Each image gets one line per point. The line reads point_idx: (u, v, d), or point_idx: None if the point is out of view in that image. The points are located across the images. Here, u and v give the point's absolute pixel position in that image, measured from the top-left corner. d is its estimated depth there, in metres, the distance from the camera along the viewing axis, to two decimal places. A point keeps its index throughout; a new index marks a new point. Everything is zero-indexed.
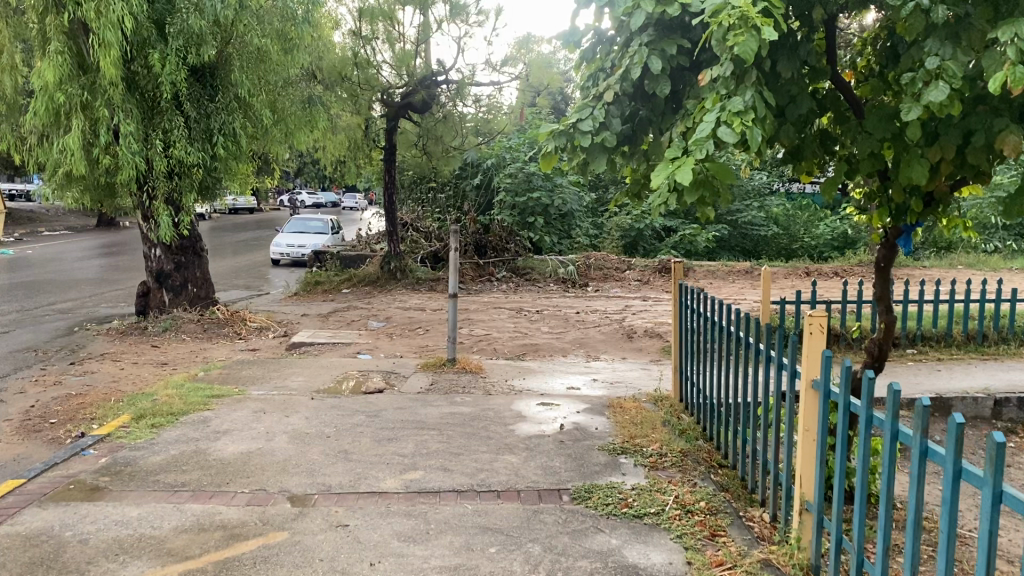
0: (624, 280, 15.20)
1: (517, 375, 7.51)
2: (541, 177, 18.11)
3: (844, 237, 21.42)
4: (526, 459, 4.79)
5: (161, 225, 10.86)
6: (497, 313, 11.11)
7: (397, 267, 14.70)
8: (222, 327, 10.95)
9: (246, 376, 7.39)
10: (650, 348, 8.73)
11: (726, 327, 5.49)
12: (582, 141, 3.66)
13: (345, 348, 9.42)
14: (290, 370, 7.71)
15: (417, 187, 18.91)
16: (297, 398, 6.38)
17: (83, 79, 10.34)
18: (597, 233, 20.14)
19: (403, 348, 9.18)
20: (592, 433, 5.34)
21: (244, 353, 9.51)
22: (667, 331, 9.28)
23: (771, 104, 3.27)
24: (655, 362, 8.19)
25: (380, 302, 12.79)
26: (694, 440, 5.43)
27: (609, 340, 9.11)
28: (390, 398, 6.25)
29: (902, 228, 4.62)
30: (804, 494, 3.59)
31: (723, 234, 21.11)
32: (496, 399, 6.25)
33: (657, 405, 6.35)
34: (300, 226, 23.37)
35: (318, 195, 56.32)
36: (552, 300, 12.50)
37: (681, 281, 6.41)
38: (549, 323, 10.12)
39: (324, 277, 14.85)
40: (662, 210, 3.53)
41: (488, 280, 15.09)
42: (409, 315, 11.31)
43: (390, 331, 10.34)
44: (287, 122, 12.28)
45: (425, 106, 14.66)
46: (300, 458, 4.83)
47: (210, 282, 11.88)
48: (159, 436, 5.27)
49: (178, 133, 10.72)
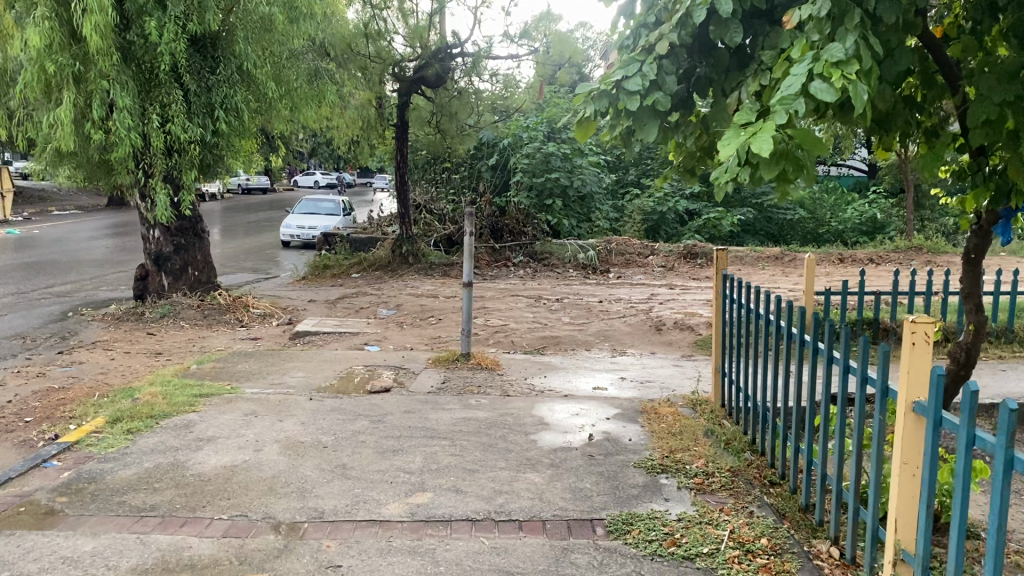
0: (648, 266, 14.47)
1: (537, 372, 6.83)
2: (560, 157, 17.38)
3: (871, 221, 20.58)
4: (551, 478, 4.13)
5: (158, 203, 10.25)
6: (514, 301, 10.44)
7: (410, 251, 14.01)
8: (223, 313, 10.34)
9: (241, 370, 6.76)
10: (681, 342, 8.04)
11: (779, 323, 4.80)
12: (627, 104, 2.99)
13: (352, 338, 8.78)
14: (291, 363, 7.07)
15: (431, 167, 18.22)
16: (294, 398, 5.75)
17: (76, 48, 9.72)
18: (618, 216, 19.41)
19: (414, 339, 8.53)
20: (626, 446, 4.66)
21: (245, 343, 8.88)
22: (700, 323, 8.58)
23: (877, 52, 2.60)
24: (689, 358, 7.50)
25: (390, 288, 12.14)
26: (741, 453, 4.75)
27: (636, 332, 8.41)
28: (398, 400, 5.59)
29: (1000, 214, 3.92)
30: (901, 542, 2.90)
31: (748, 218, 20.32)
32: (515, 401, 5.59)
33: (696, 410, 5.66)
34: (311, 207, 22.72)
35: (331, 176, 55.69)
36: (572, 287, 11.81)
37: (724, 272, 5.69)
38: (570, 313, 9.43)
39: (334, 261, 14.20)
40: (728, 188, 2.86)
41: (504, 265, 14.42)
42: (421, 302, 10.67)
43: (400, 320, 9.70)
44: (294, 96, 11.59)
45: (439, 80, 13.72)
46: (291, 475, 4.20)
47: (211, 266, 11.25)
48: (134, 444, 4.64)
49: (176, 107, 10.07)
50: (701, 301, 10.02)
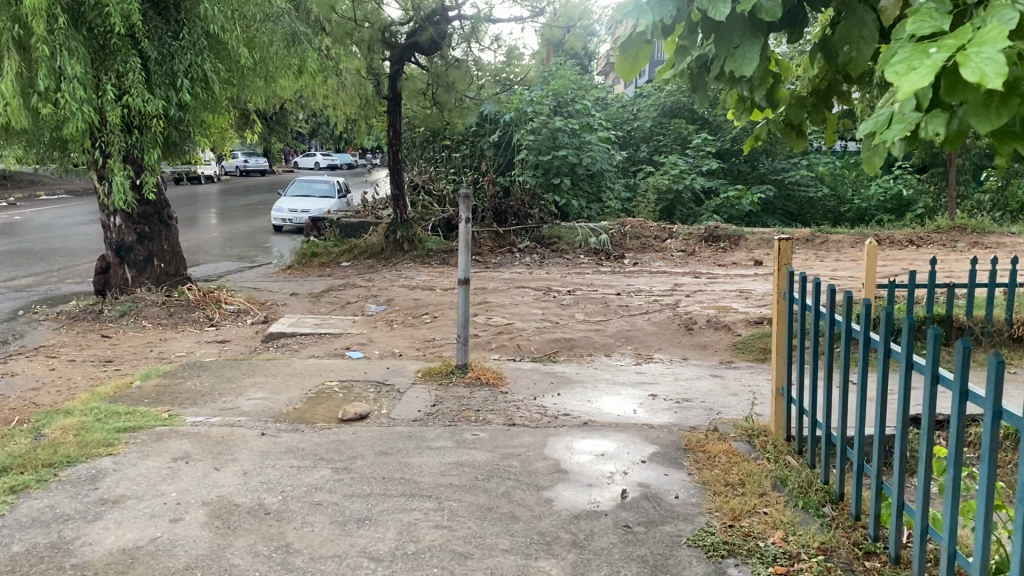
0: (666, 251, 13.24)
1: (549, 388, 5.61)
2: (568, 132, 16.08)
3: (897, 198, 19.29)
4: (574, 570, 2.95)
5: (116, 186, 9.04)
6: (520, 294, 9.22)
7: (405, 237, 12.73)
8: (192, 311, 9.16)
9: (188, 388, 5.55)
10: (718, 346, 6.82)
11: (864, 330, 3.59)
12: (712, 10, 2.16)
13: (332, 341, 7.57)
14: (252, 377, 5.86)
15: (430, 145, 17.16)
16: (243, 433, 4.54)
17: (16, 9, 8.42)
18: (630, 195, 18.17)
19: (404, 343, 7.31)
20: (672, 509, 3.48)
21: (210, 349, 7.69)
22: (737, 321, 7.33)
23: None
24: (730, 367, 6.28)
25: (382, 279, 10.91)
26: (821, 511, 3.57)
27: (663, 333, 7.18)
28: (374, 436, 4.38)
29: None
30: None
31: (768, 196, 19.17)
32: (522, 435, 4.38)
33: (753, 445, 4.41)
34: (304, 189, 21.48)
35: (332, 156, 54.44)
36: (584, 276, 10.59)
37: (788, 267, 4.39)
38: (584, 308, 8.20)
39: (322, 248, 13.02)
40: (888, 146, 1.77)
41: (508, 251, 13.18)
42: (414, 295, 9.46)
43: (390, 318, 8.48)
44: (270, 64, 10.18)
45: (433, 47, 12.39)
46: (214, 564, 3.02)
47: (180, 256, 10.05)
48: (12, 512, 3.44)
49: (133, 76, 8.86)
50: (735, 292, 8.78)
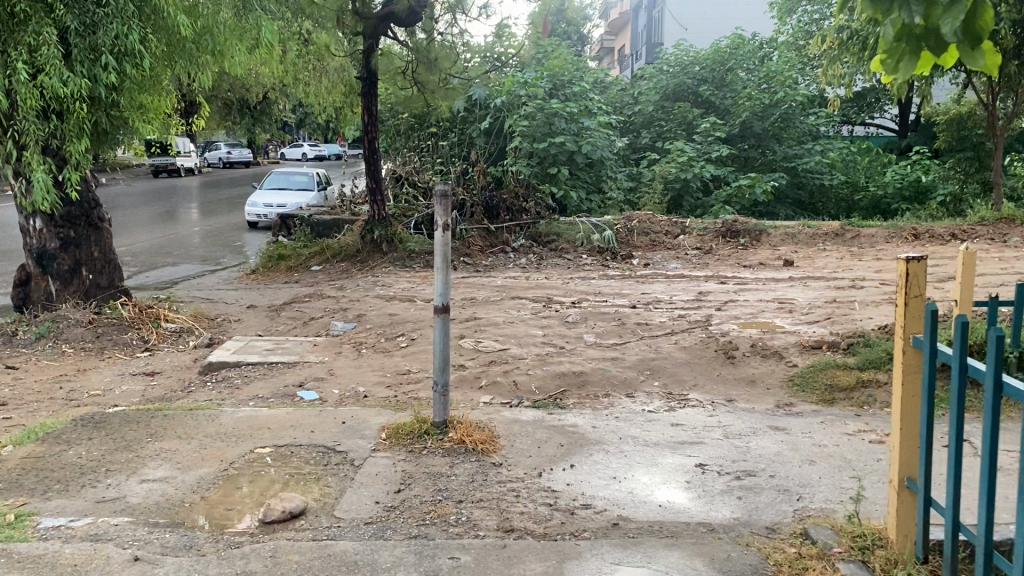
0: (679, 248, 11.77)
1: (558, 453, 4.12)
2: (565, 117, 14.54)
3: (915, 184, 18.20)
4: None
5: (36, 185, 7.48)
6: (517, 306, 7.75)
7: (383, 236, 11.20)
8: (124, 332, 7.66)
9: (66, 462, 4.07)
10: (769, 382, 5.37)
11: None
12: None
13: (284, 375, 6.08)
14: (158, 443, 4.36)
15: (415, 133, 15.73)
16: (110, 553, 3.07)
17: None
18: (634, 184, 16.72)
19: (372, 378, 5.83)
20: None
21: (133, 387, 6.21)
22: (788, 346, 5.88)
23: None
24: (792, 417, 4.82)
25: (355, 287, 9.42)
26: None
27: (697, 362, 5.72)
28: (301, 566, 2.90)
29: None
30: None
31: (781, 185, 17.65)
32: (526, 563, 2.91)
33: (869, 568, 2.94)
34: (282, 181, 19.89)
35: (319, 147, 52.81)
36: (590, 282, 9.12)
37: (922, 299, 2.90)
38: (595, 327, 6.71)
39: (291, 250, 11.55)
40: None
41: (501, 251, 11.67)
42: (390, 309, 7.95)
43: (360, 340, 7.00)
44: (217, 34, 8.58)
45: (412, 18, 10.81)
46: None
47: (114, 264, 8.46)
48: None
49: (47, 51, 7.30)
50: (774, 304, 7.32)
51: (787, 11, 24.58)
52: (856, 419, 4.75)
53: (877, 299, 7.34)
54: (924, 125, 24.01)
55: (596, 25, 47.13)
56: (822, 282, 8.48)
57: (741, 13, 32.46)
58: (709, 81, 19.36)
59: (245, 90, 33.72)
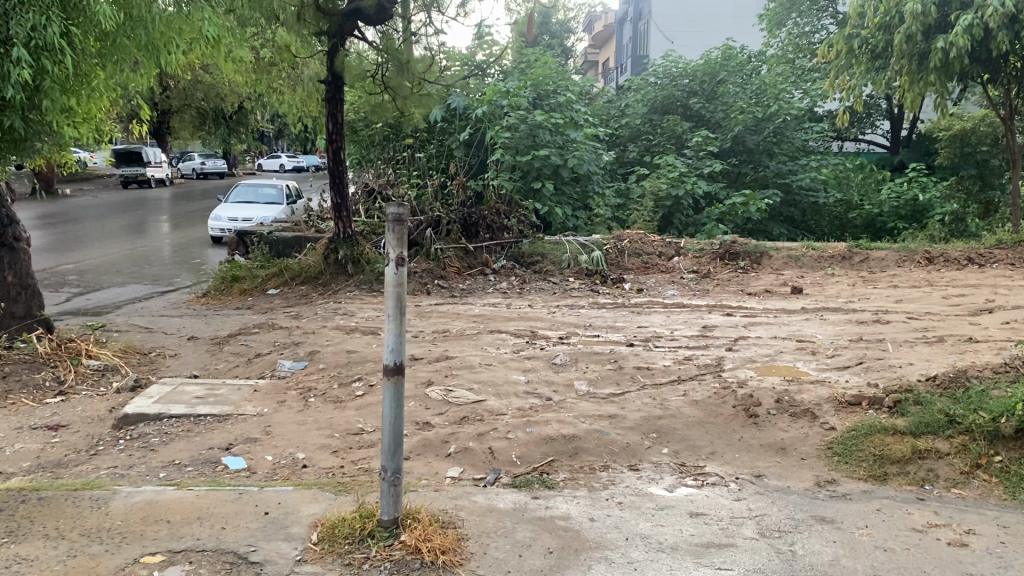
0: (674, 272, 10.80)
1: (545, 565, 3.09)
2: (550, 129, 13.57)
3: (912, 203, 16.97)
4: None
5: None
6: (497, 342, 6.72)
7: (349, 257, 10.19)
8: (36, 372, 6.54)
9: None
10: (804, 451, 4.37)
11: None
12: None
13: (212, 433, 5.00)
14: (15, 548, 3.27)
15: (391, 143, 14.71)
16: None
17: None
18: (621, 201, 15.78)
19: (318, 438, 4.77)
20: None
21: (28, 446, 5.10)
22: (820, 401, 4.88)
23: None
24: (839, 502, 3.81)
25: (314, 315, 8.36)
26: None
27: (712, 422, 4.71)
28: None
29: None
30: None
31: (774, 202, 16.74)
32: None
33: None
34: (249, 194, 18.74)
35: (297, 159, 51.78)
36: (579, 313, 8.10)
37: None
38: (587, 372, 5.69)
39: (247, 271, 10.47)
40: None
41: (480, 273, 10.65)
42: (348, 345, 6.89)
43: (310, 385, 5.93)
44: (152, 27, 7.43)
45: (381, 14, 9.93)
46: None
47: (33, 292, 7.31)
48: None
49: None
50: (792, 344, 6.32)
51: (777, 24, 23.82)
52: (920, 506, 3.76)
53: (910, 338, 6.38)
54: (917, 142, 23.29)
55: (580, 38, 46.55)
56: (841, 315, 7.50)
57: (728, 27, 31.77)
58: (698, 93, 18.49)
59: (220, 99, 32.60)
